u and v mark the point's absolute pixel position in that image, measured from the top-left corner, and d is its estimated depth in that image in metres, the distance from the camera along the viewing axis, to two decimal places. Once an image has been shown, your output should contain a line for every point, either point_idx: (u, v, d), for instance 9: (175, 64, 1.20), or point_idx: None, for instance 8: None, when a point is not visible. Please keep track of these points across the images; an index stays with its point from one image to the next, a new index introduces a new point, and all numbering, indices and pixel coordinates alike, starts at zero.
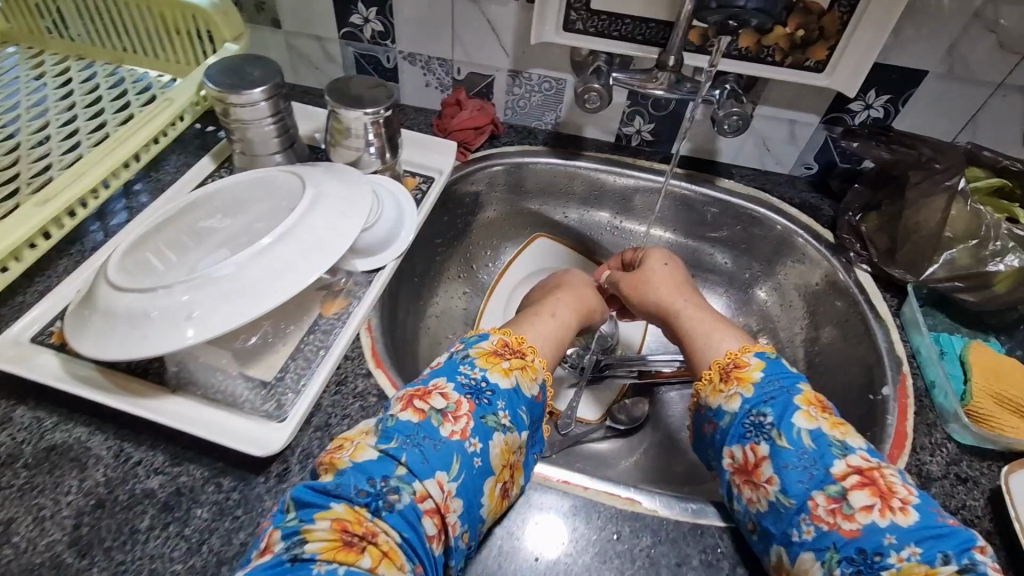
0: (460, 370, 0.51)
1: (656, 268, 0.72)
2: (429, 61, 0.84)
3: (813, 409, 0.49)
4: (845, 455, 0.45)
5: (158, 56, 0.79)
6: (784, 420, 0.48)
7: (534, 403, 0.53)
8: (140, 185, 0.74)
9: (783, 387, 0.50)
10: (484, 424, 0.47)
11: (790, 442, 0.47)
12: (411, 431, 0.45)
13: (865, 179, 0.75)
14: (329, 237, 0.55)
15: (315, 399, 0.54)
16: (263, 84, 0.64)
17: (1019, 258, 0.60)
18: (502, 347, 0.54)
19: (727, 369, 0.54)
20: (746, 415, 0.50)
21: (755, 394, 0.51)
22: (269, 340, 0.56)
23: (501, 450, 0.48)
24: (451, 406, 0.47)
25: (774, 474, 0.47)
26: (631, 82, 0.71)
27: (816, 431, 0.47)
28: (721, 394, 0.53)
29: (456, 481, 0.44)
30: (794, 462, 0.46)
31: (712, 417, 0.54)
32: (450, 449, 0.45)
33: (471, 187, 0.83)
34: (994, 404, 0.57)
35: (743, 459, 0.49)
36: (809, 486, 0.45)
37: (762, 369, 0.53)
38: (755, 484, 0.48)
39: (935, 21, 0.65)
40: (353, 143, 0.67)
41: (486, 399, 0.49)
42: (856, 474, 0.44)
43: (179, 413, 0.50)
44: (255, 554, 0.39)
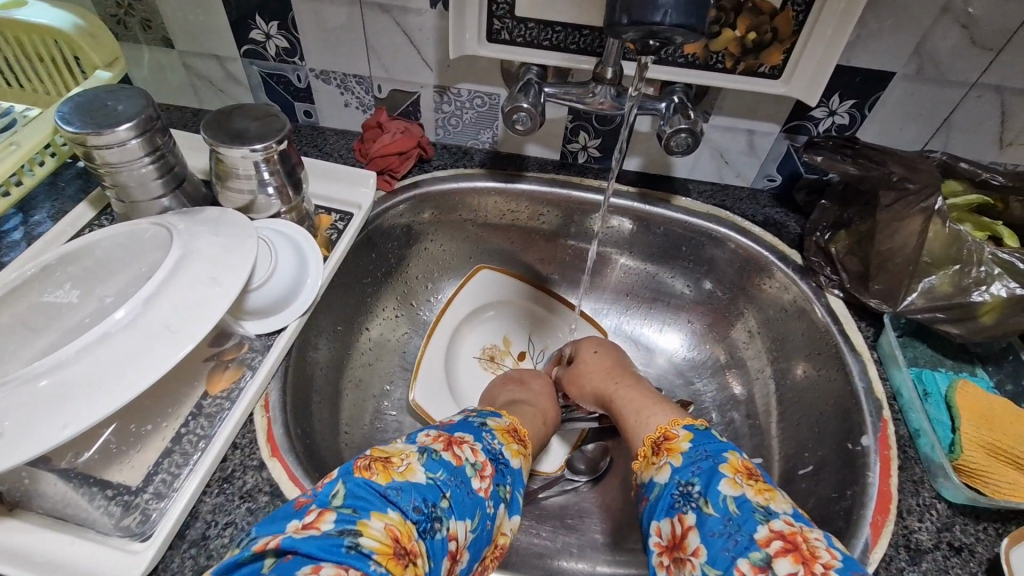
0: (484, 432, 0.49)
1: (588, 357, 0.69)
2: (344, 79, 0.74)
3: (739, 476, 0.43)
4: (768, 520, 0.40)
5: (25, 88, 0.70)
6: (709, 487, 0.43)
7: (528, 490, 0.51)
8: (7, 239, 0.64)
9: (710, 455, 0.45)
10: (499, 492, 0.45)
11: (716, 510, 0.41)
12: (452, 468, 0.42)
13: (832, 194, 0.68)
14: (195, 309, 0.45)
15: (192, 504, 0.45)
16: (129, 120, 0.54)
17: (1006, 286, 0.53)
18: (513, 429, 0.52)
19: (659, 442, 0.50)
20: (674, 485, 0.45)
21: (683, 463, 0.46)
22: (112, 450, 0.45)
23: (500, 526, 0.45)
24: (480, 463, 0.45)
25: (700, 545, 0.40)
26: (567, 97, 0.62)
27: (742, 497, 0.41)
28: (652, 466, 0.49)
29: (472, 534, 0.41)
30: (718, 529, 0.40)
31: (644, 492, 0.48)
32: (478, 501, 0.42)
33: (400, 219, 0.74)
34: (987, 455, 0.50)
35: (670, 533, 0.43)
36: (733, 555, 0.39)
37: (691, 439, 0.48)
38: (681, 561, 0.42)
39: (899, 18, 0.58)
40: (243, 184, 0.57)
41: (503, 468, 0.47)
42: (780, 540, 0.38)
43: (12, 548, 0.41)
44: (297, 527, 0.34)
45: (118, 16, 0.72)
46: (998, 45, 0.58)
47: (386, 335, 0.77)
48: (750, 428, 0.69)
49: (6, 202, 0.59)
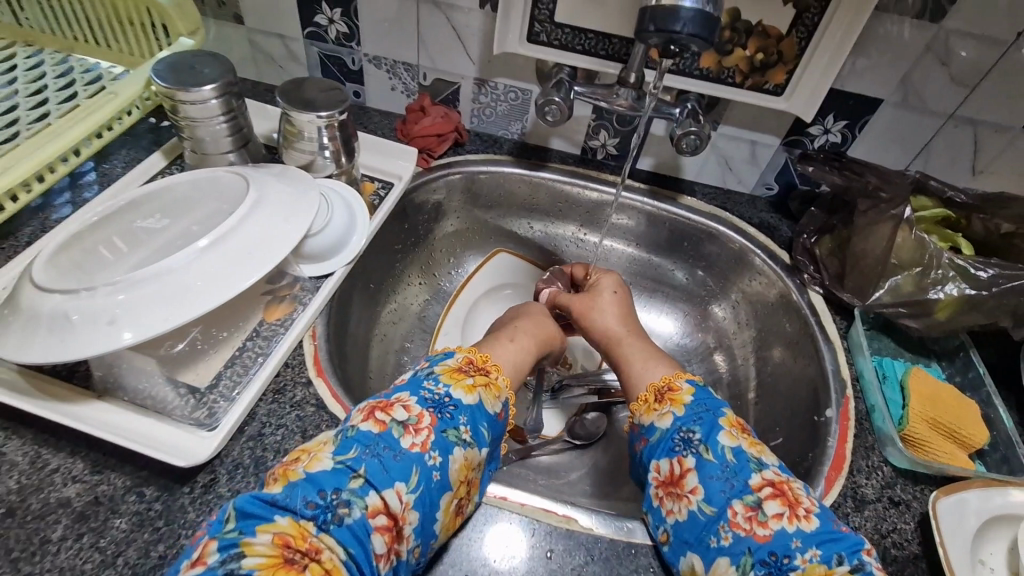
0: (425, 384, 0.50)
1: (605, 296, 0.73)
2: (394, 65, 0.83)
3: (734, 429, 0.51)
4: (761, 469, 0.47)
5: (112, 47, 0.78)
6: (710, 437, 0.50)
7: (496, 421, 0.52)
8: (86, 178, 0.72)
9: (710, 410, 0.52)
10: (446, 438, 0.47)
11: (714, 457, 0.48)
12: (371, 441, 0.44)
13: (821, 203, 0.76)
14: (270, 240, 0.54)
15: (250, 407, 0.52)
16: (214, 82, 0.63)
17: (958, 287, 0.61)
18: (467, 364, 0.54)
19: (662, 391, 0.56)
20: (675, 432, 0.51)
21: (686, 413, 0.52)
22: (197, 347, 0.54)
23: (460, 465, 0.47)
24: (412, 419, 0.46)
25: (698, 485, 0.48)
26: (593, 96, 0.71)
27: (738, 448, 0.49)
28: (654, 411, 0.54)
29: (413, 493, 0.43)
30: (716, 474, 0.47)
31: (644, 434, 0.54)
32: (411, 460, 0.44)
33: (433, 194, 0.82)
34: (930, 428, 0.58)
35: (669, 472, 0.50)
36: (729, 496, 0.46)
37: (693, 393, 0.54)
38: (677, 496, 0.49)
39: (887, 52, 0.67)
40: (306, 146, 0.66)
41: (449, 413, 0.48)
42: (770, 486, 0.46)
43: (101, 420, 0.48)
44: (186, 566, 0.36)
45: None
46: (972, 83, 0.67)
47: (407, 302, 0.84)
48: (732, 406, 0.76)
49: (97, 143, 0.68)
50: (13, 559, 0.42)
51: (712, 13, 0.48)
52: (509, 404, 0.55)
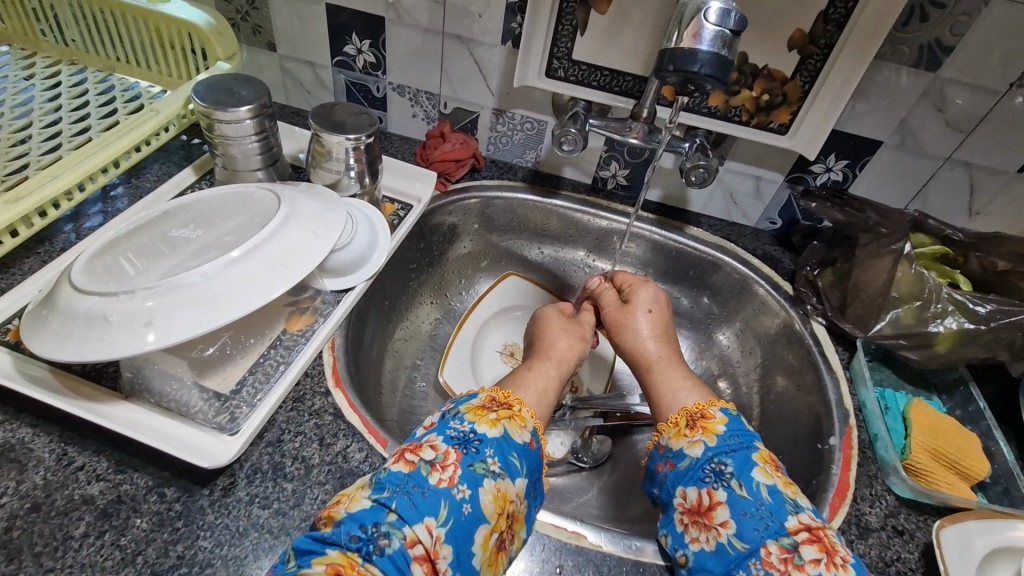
0: (451, 424, 0.49)
1: (640, 316, 0.68)
2: (417, 94, 0.87)
3: (768, 466, 0.50)
4: (797, 512, 0.47)
5: (151, 68, 0.82)
6: (743, 471, 0.49)
7: (527, 451, 0.49)
8: (117, 191, 0.75)
9: (744, 443, 0.51)
10: (474, 471, 0.44)
11: (748, 493, 0.48)
12: (400, 481, 0.43)
13: (823, 237, 0.79)
14: (300, 252, 0.56)
15: (271, 414, 0.54)
16: (249, 103, 0.66)
17: (957, 321, 0.64)
18: (490, 401, 0.51)
19: (694, 417, 0.55)
20: (706, 462, 0.51)
21: (717, 443, 0.52)
22: (226, 352, 0.56)
23: (494, 497, 0.44)
24: (440, 457, 0.45)
25: (729, 519, 0.47)
26: (607, 129, 0.74)
27: (773, 486, 0.48)
28: (684, 437, 0.54)
29: (445, 527, 0.41)
30: (750, 511, 0.47)
31: (671, 457, 0.54)
32: (439, 495, 0.42)
33: (449, 217, 0.85)
34: (930, 458, 0.59)
35: (697, 501, 0.50)
36: (763, 535, 0.45)
37: (726, 424, 0.53)
38: (705, 526, 0.49)
39: (886, 97, 0.70)
40: (333, 166, 0.69)
41: (475, 447, 0.46)
42: (807, 531, 0.45)
43: (129, 420, 0.50)
44: None
45: (235, 21, 0.86)
46: (967, 129, 0.70)
47: (419, 321, 0.85)
48: None
49: (135, 157, 0.72)
50: (36, 553, 0.43)
51: (726, 57, 0.51)
52: (540, 432, 0.52)
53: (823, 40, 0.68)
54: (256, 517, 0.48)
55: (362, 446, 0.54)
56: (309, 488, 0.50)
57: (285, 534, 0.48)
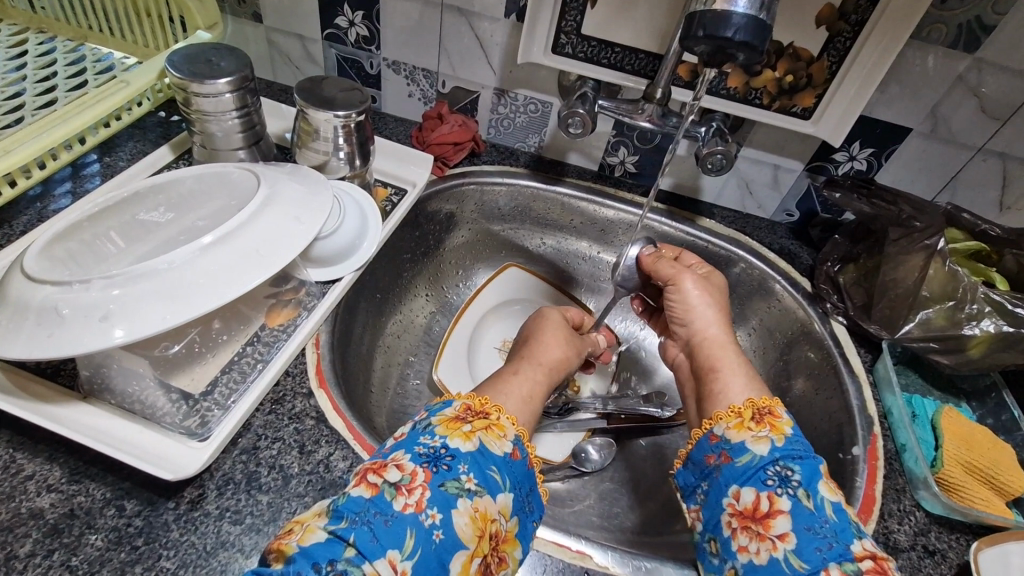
0: (420, 439, 0.44)
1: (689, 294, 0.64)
2: (413, 71, 0.81)
3: (833, 480, 0.46)
4: (863, 538, 0.42)
5: (126, 38, 0.76)
6: (810, 482, 0.45)
7: (509, 462, 0.44)
8: (87, 170, 0.70)
9: (811, 451, 0.48)
10: (445, 491, 0.40)
11: (814, 506, 0.44)
12: (360, 508, 0.38)
13: (845, 231, 0.74)
14: (278, 241, 0.51)
15: (246, 418, 0.49)
16: (229, 75, 0.60)
17: (995, 323, 0.60)
18: (465, 411, 0.46)
19: (761, 412, 0.51)
20: (770, 463, 0.47)
21: (785, 445, 0.48)
22: (195, 350, 0.51)
23: (470, 519, 0.39)
24: (405, 478, 0.40)
25: (790, 532, 0.43)
26: (618, 112, 0.69)
27: (838, 504, 0.44)
28: (748, 431, 0.49)
29: (412, 560, 0.36)
30: (814, 526, 0.43)
31: (726, 450, 0.49)
32: (404, 522, 0.37)
33: (445, 204, 0.80)
34: (965, 473, 0.55)
35: (753, 505, 0.46)
36: (825, 556, 0.41)
37: (795, 425, 0.49)
38: (758, 534, 0.44)
39: (918, 82, 0.65)
40: (320, 146, 0.64)
41: (446, 465, 0.41)
42: (872, 560, 0.41)
43: (86, 425, 0.45)
44: None
45: None
46: (1004, 116, 0.64)
47: (413, 315, 0.80)
48: None
49: (104, 133, 0.66)
50: None
51: (765, 21, 0.46)
52: (522, 440, 0.47)
53: (854, 16, 0.62)
54: (225, 534, 0.43)
55: (346, 455, 0.49)
56: (286, 501, 0.45)
57: (259, 553, 0.43)
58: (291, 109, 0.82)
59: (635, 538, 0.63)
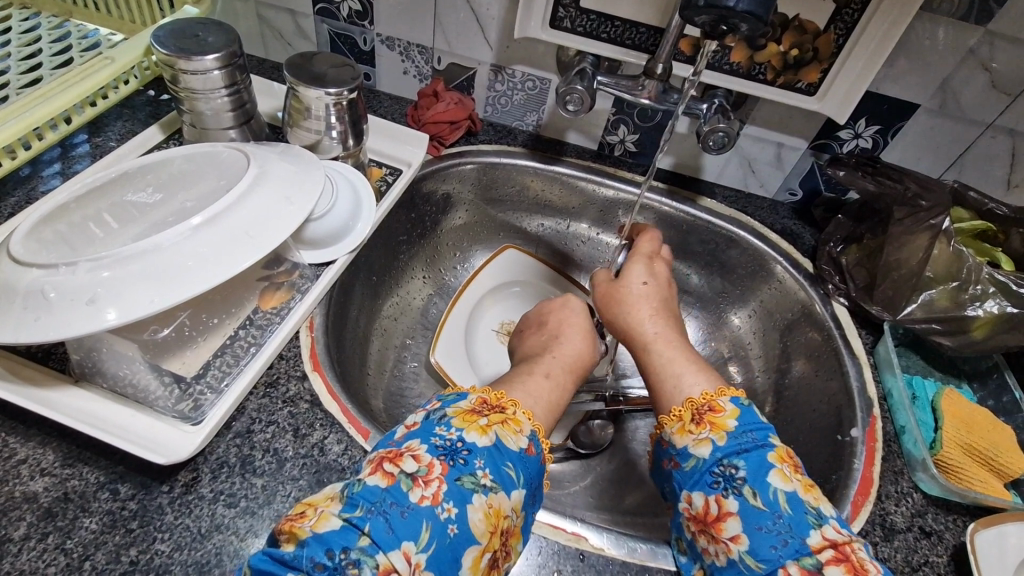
0: (436, 430, 0.43)
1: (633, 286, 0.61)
2: (407, 47, 0.79)
3: (788, 468, 0.45)
4: (821, 525, 0.42)
5: (112, 14, 0.74)
6: (757, 477, 0.44)
7: (522, 458, 0.44)
8: (77, 150, 0.68)
9: (759, 442, 0.46)
10: (461, 486, 0.39)
11: (764, 504, 0.43)
12: (376, 497, 0.38)
13: (849, 211, 0.73)
14: (270, 221, 0.50)
15: (239, 401, 0.48)
16: (217, 52, 0.59)
17: (999, 304, 0.59)
18: (481, 405, 0.46)
19: (700, 410, 0.49)
20: (714, 464, 0.46)
21: (728, 442, 0.46)
22: (185, 334, 0.49)
23: (484, 514, 0.39)
24: (422, 470, 0.40)
25: (741, 533, 0.43)
26: (618, 88, 0.67)
27: (793, 494, 0.43)
28: (689, 434, 0.48)
29: (426, 552, 0.36)
30: (766, 525, 0.42)
31: (674, 454, 0.49)
32: (421, 515, 0.37)
33: (442, 184, 0.78)
34: (964, 454, 0.55)
35: (704, 509, 0.45)
36: (781, 554, 0.41)
37: (737, 417, 0.48)
38: (714, 537, 0.44)
39: (928, 56, 0.63)
40: (312, 124, 0.62)
41: (463, 459, 0.41)
42: (832, 549, 0.41)
43: (77, 409, 0.45)
44: None
45: None
46: (1015, 91, 0.62)
47: (410, 297, 0.79)
48: None
49: (90, 112, 0.64)
50: None
51: None
52: (538, 435, 0.47)
53: None
54: (219, 517, 0.43)
55: (341, 438, 0.48)
56: (281, 484, 0.45)
57: (254, 536, 0.43)
58: (283, 87, 0.80)
59: (632, 519, 0.63)
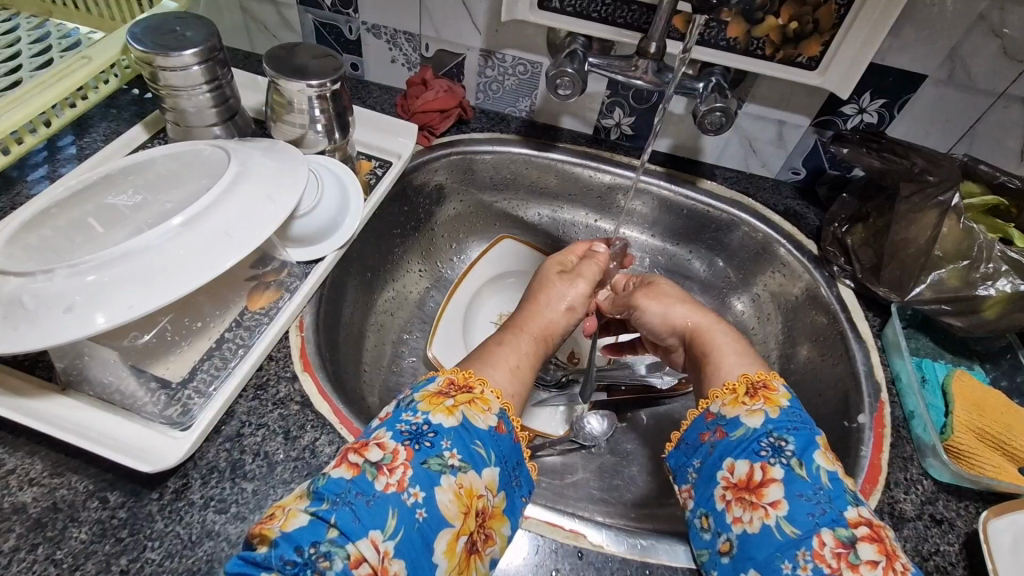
0: (402, 416, 0.43)
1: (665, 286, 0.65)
2: (395, 34, 0.77)
3: (832, 451, 0.45)
4: (858, 505, 0.42)
5: (91, 12, 0.72)
6: (805, 452, 0.44)
7: (492, 436, 0.43)
8: (63, 153, 0.67)
9: (808, 422, 0.46)
10: (428, 469, 0.39)
11: (808, 475, 0.43)
12: (342, 489, 0.37)
13: (853, 189, 0.70)
14: (253, 220, 0.48)
15: (228, 405, 0.48)
16: (195, 46, 0.57)
17: (1011, 282, 0.57)
18: (448, 385, 0.45)
19: (755, 386, 0.49)
20: (764, 434, 0.46)
21: (780, 416, 0.46)
22: (168, 338, 0.49)
23: (454, 495, 0.39)
24: (387, 457, 0.39)
25: (781, 500, 0.42)
26: (610, 69, 0.64)
27: (834, 473, 0.43)
28: (741, 405, 0.48)
29: (394, 540, 0.36)
30: (808, 494, 0.42)
31: (721, 425, 0.48)
32: (387, 502, 0.37)
33: (434, 175, 0.77)
34: (976, 439, 0.53)
35: (747, 476, 0.45)
36: (818, 522, 0.40)
37: (791, 397, 0.48)
38: (750, 505, 0.43)
39: (935, 24, 0.60)
40: (296, 118, 0.61)
41: (429, 441, 0.41)
42: (867, 526, 0.40)
43: (63, 418, 0.44)
44: None
45: None
46: None
47: (406, 290, 0.78)
48: None
49: (71, 113, 0.63)
50: None
51: None
52: (509, 414, 0.46)
53: None
54: (210, 523, 0.42)
55: (332, 439, 0.48)
56: (272, 488, 0.44)
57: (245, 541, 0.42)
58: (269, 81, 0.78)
59: (635, 511, 0.62)
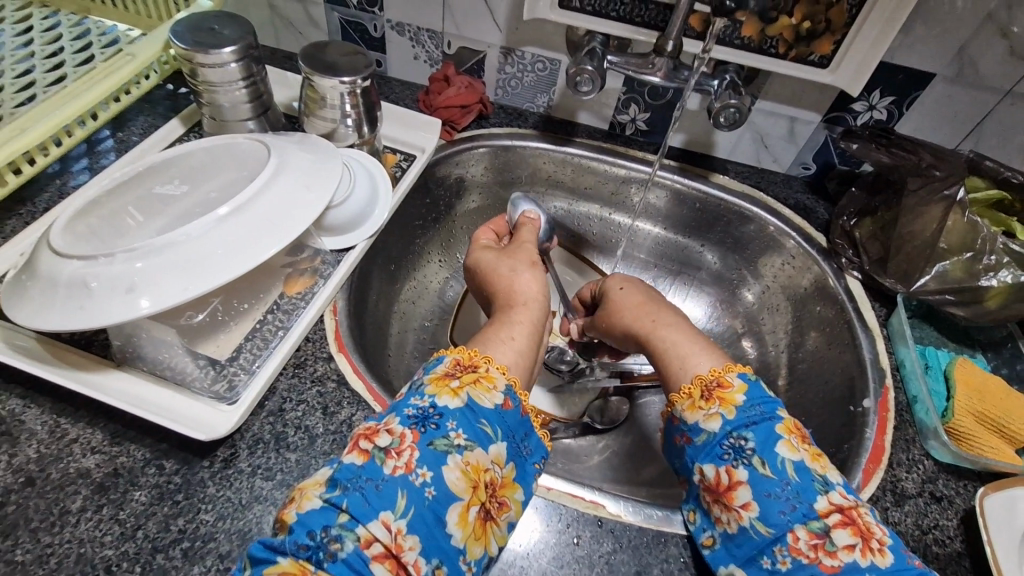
0: (410, 401, 0.46)
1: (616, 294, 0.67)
2: (418, 32, 0.79)
3: (795, 438, 0.47)
4: (828, 491, 0.44)
5: (128, 9, 0.76)
6: (765, 448, 0.46)
7: (497, 413, 0.46)
8: (103, 145, 0.71)
9: (765, 415, 0.48)
10: (435, 450, 0.42)
11: (773, 472, 0.45)
12: (352, 474, 0.40)
13: (862, 183, 0.72)
14: (293, 211, 0.52)
15: (270, 382, 0.51)
16: (233, 44, 0.60)
17: (1012, 274, 0.59)
18: (455, 366, 0.48)
19: (709, 386, 0.51)
20: (725, 437, 0.48)
21: (737, 416, 0.48)
22: (218, 318, 0.52)
23: (462, 472, 0.42)
24: (395, 441, 0.42)
25: (751, 501, 0.45)
26: (626, 67, 0.67)
27: (800, 463, 0.45)
28: (699, 410, 0.50)
29: (405, 517, 0.39)
30: (776, 492, 0.44)
31: (686, 431, 0.50)
32: (395, 484, 0.40)
33: (455, 168, 0.80)
34: (976, 422, 0.56)
35: (715, 479, 0.47)
36: (790, 519, 0.43)
37: (745, 392, 0.49)
38: (726, 506, 0.46)
39: (945, 23, 0.62)
40: (328, 113, 0.64)
41: (435, 423, 0.43)
42: (839, 513, 0.43)
43: (121, 392, 0.48)
44: None
45: None
46: None
47: (427, 280, 0.81)
48: None
49: (115, 107, 0.66)
50: (33, 528, 0.42)
51: None
52: (515, 389, 0.49)
53: None
54: (258, 489, 0.46)
55: (367, 415, 0.51)
56: (313, 458, 0.48)
57: None
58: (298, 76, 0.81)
59: (647, 491, 0.65)
